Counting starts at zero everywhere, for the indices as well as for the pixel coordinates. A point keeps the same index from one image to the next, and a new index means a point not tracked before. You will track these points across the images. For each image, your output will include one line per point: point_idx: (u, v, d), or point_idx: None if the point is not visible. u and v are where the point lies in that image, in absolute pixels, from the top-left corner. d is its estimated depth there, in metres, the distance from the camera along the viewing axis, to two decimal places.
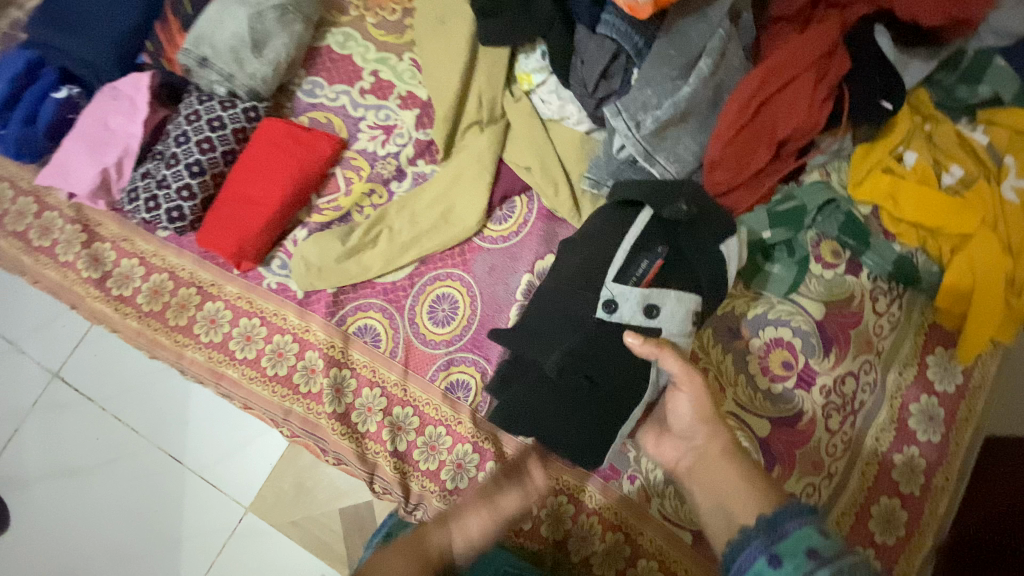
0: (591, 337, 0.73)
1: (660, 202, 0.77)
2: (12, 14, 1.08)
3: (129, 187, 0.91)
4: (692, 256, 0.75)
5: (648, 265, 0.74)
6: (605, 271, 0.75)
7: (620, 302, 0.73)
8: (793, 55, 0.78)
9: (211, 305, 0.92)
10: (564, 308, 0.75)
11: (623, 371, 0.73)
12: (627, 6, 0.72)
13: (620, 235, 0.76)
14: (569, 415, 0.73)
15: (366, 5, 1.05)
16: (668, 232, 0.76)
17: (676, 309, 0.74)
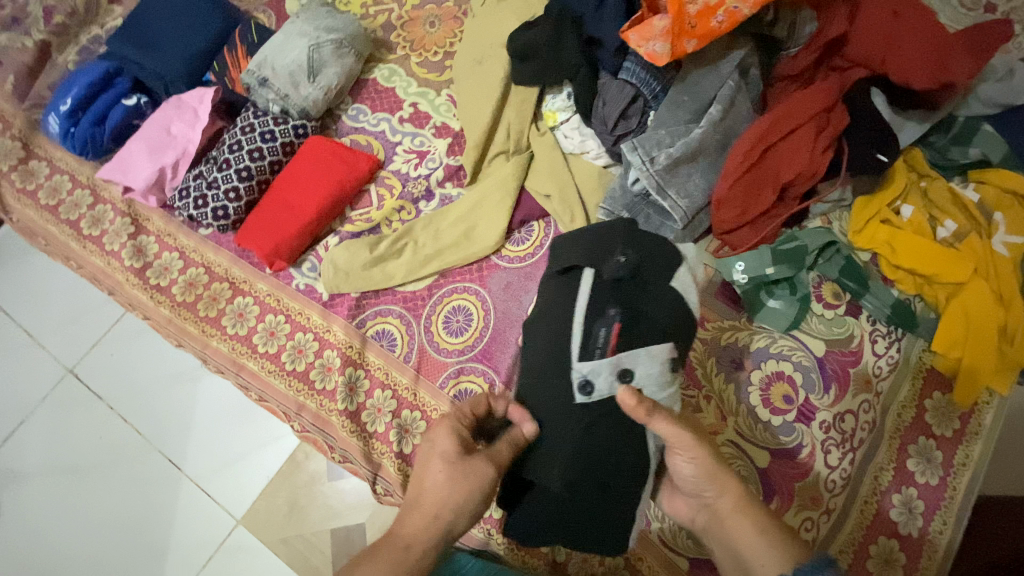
0: (583, 437, 0.69)
1: (599, 262, 0.73)
2: (93, 31, 1.21)
3: (181, 185, 0.99)
4: (652, 308, 0.70)
5: (607, 333, 0.69)
6: (568, 352, 0.71)
7: (594, 379, 0.69)
8: (795, 109, 0.86)
9: (241, 300, 0.97)
10: (548, 397, 0.71)
11: (627, 464, 0.70)
12: (646, 55, 0.78)
13: (570, 306, 0.72)
14: (591, 528, 0.73)
15: (412, 46, 1.17)
16: (617, 286, 0.71)
17: (650, 367, 0.69)
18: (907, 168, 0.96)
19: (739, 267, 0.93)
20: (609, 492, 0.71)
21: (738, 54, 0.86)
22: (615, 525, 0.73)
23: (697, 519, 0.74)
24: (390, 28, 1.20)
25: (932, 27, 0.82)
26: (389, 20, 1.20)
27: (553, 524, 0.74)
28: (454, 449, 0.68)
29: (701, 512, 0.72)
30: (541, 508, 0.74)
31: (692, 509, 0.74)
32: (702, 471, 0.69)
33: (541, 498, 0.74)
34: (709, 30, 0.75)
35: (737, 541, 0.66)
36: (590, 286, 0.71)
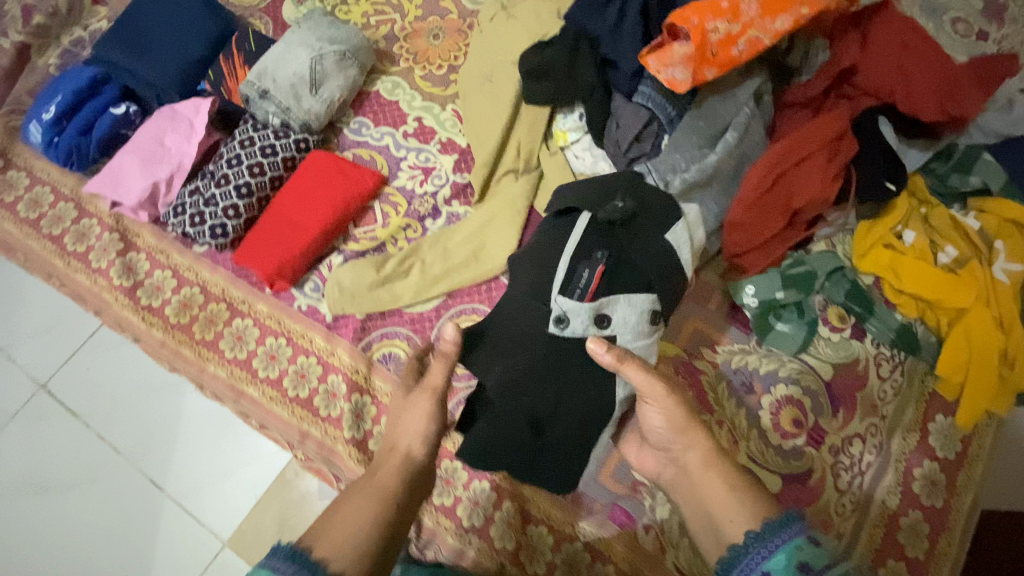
0: (543, 364, 0.75)
1: (596, 206, 0.80)
2: (75, 32, 1.15)
3: (177, 200, 0.94)
4: (638, 257, 0.77)
5: (589, 275, 0.76)
6: (551, 285, 0.77)
7: (571, 317, 0.75)
8: (808, 136, 0.87)
9: (240, 322, 0.93)
10: (515, 321, 0.78)
11: (586, 390, 0.76)
12: (666, 81, 0.76)
13: (562, 245, 0.79)
14: (544, 458, 0.77)
15: (415, 59, 1.15)
16: (608, 233, 0.78)
17: (627, 314, 0.76)
18: (909, 194, 0.98)
19: (750, 289, 0.93)
20: (556, 428, 0.76)
21: (752, 83, 0.87)
22: (559, 458, 0.76)
23: (664, 473, 0.76)
24: (393, 39, 1.17)
25: (937, 61, 0.85)
26: (391, 31, 1.17)
27: (499, 452, 0.76)
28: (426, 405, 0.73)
29: (668, 466, 0.74)
30: (491, 433, 0.76)
31: (659, 463, 0.76)
32: (669, 423, 0.71)
33: (495, 424, 0.76)
34: (729, 59, 0.74)
35: (708, 499, 0.66)
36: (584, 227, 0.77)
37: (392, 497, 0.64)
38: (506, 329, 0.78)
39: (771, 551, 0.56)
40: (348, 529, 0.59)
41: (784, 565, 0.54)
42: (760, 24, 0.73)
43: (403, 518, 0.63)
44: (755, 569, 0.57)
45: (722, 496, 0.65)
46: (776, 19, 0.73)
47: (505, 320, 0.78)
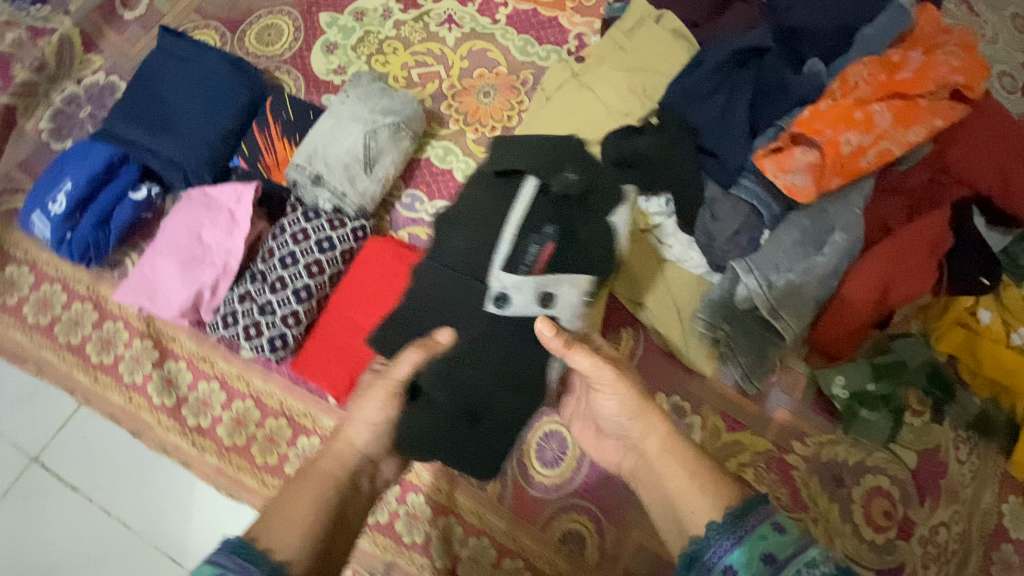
0: (475, 348, 0.65)
1: (546, 174, 0.70)
2: (68, 88, 1.00)
3: (225, 306, 0.82)
4: (586, 231, 0.69)
5: (538, 250, 0.65)
6: (491, 258, 0.65)
7: (513, 294, 0.65)
8: (912, 232, 0.83)
9: (306, 441, 0.84)
10: (439, 297, 0.67)
11: (522, 373, 0.67)
12: (785, 187, 0.71)
13: (504, 211, 0.67)
14: (470, 448, 0.67)
15: (466, 120, 1.05)
16: (556, 202, 0.68)
17: (572, 297, 0.67)
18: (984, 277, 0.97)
19: (839, 380, 0.91)
20: (494, 417, 0.67)
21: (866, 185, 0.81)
22: (491, 448, 0.68)
23: (624, 463, 0.73)
24: (440, 97, 1.06)
25: None
26: (439, 88, 1.07)
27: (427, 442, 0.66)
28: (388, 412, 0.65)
29: (630, 455, 0.70)
30: (424, 421, 0.65)
31: (619, 453, 0.73)
32: (625, 409, 0.68)
33: (426, 415, 0.65)
34: (854, 168, 0.69)
35: (669, 485, 0.62)
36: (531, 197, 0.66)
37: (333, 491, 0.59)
38: (430, 305, 0.68)
39: (733, 543, 0.51)
40: (291, 525, 0.54)
41: (750, 558, 0.50)
42: (893, 134, 0.68)
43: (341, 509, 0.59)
44: (718, 563, 0.52)
45: (684, 485, 0.61)
46: (909, 130, 0.68)
47: (429, 292, 0.68)
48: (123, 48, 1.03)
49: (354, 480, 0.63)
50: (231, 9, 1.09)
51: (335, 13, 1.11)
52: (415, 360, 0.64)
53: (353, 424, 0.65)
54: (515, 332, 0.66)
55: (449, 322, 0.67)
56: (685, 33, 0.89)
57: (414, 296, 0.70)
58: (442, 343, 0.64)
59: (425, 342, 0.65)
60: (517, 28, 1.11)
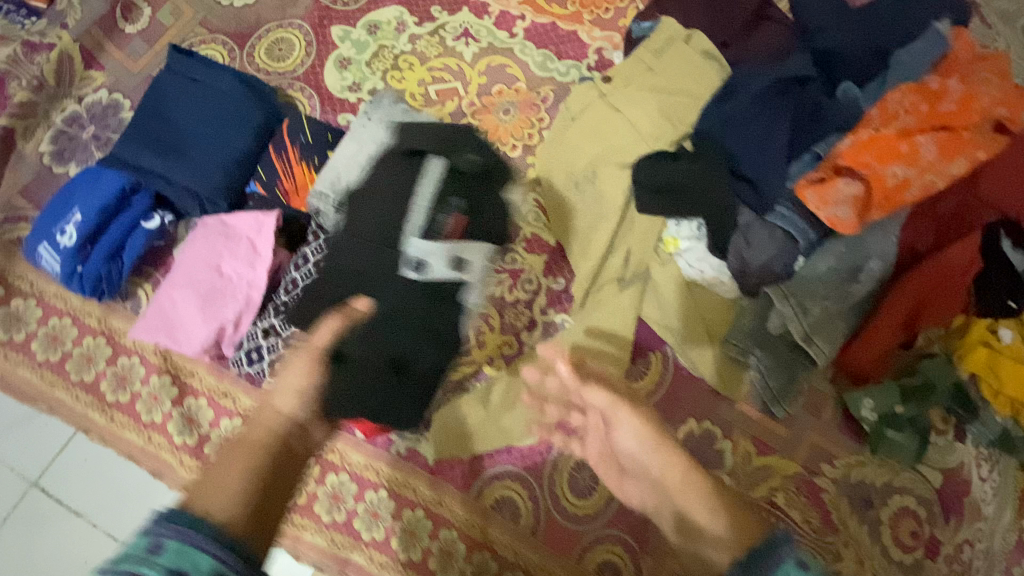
0: (393, 310, 0.70)
1: (449, 153, 0.76)
2: (68, 107, 0.95)
3: (249, 341, 0.79)
4: (487, 206, 0.77)
5: (448, 221, 0.73)
6: (406, 229, 0.71)
7: (428, 261, 0.71)
8: (949, 258, 0.82)
9: (334, 479, 0.83)
10: (354, 264, 0.72)
11: (439, 330, 0.73)
12: (828, 219, 0.71)
13: (413, 188, 0.73)
14: (394, 399, 0.72)
15: (486, 139, 1.03)
16: (462, 178, 0.76)
17: (481, 263, 0.75)
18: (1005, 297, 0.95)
19: (868, 403, 0.92)
20: (416, 367, 0.73)
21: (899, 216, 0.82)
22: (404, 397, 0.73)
23: (647, 501, 0.73)
24: (460, 115, 1.04)
25: None
26: (458, 107, 1.04)
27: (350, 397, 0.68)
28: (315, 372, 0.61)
29: (653, 494, 0.71)
30: (348, 381, 0.68)
31: (642, 492, 0.73)
32: (642, 441, 0.69)
33: (348, 373, 0.69)
34: (896, 201, 0.69)
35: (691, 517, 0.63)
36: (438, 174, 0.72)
37: (268, 454, 0.53)
38: (347, 273, 0.72)
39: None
40: (223, 489, 0.48)
41: None
42: (936, 167, 0.68)
43: (282, 473, 0.53)
44: None
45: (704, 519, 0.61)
46: (953, 162, 0.68)
47: (344, 260, 0.73)
48: (125, 63, 0.98)
49: (293, 445, 0.57)
50: (237, 21, 1.05)
51: (347, 26, 1.07)
52: (336, 328, 0.64)
53: (278, 392, 0.60)
54: (430, 295, 0.72)
55: (361, 290, 0.71)
56: (716, 54, 0.87)
57: (330, 265, 0.74)
58: (360, 311, 0.66)
59: (342, 310, 0.66)
60: (535, 42, 1.08)
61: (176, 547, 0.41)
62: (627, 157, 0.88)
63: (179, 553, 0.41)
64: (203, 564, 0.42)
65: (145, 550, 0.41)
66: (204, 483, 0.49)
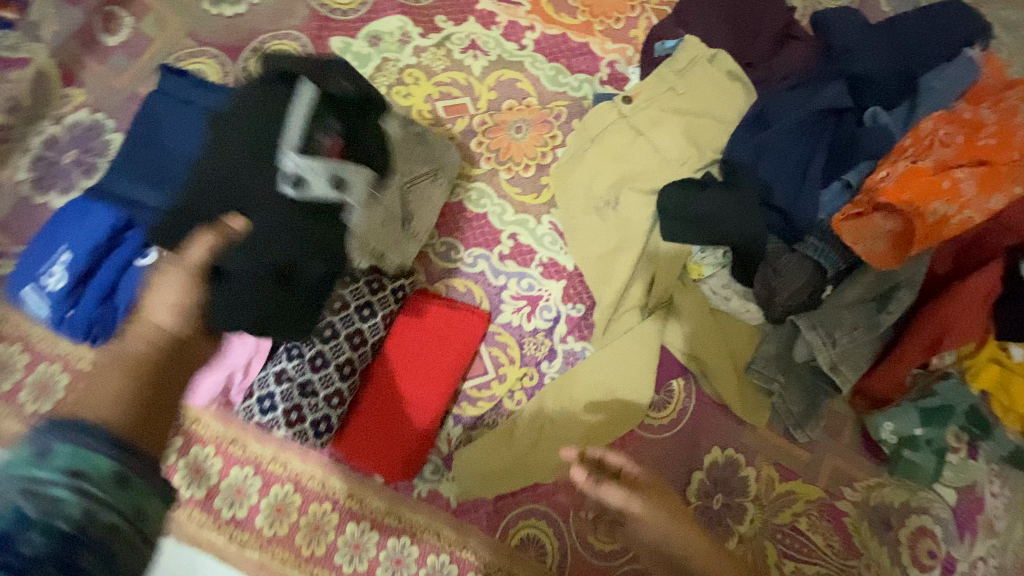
0: (271, 222, 0.65)
1: (321, 78, 0.71)
2: (46, 129, 0.89)
3: (260, 388, 0.76)
4: (364, 135, 0.73)
5: (325, 141, 0.69)
6: (281, 146, 0.66)
7: (308, 178, 0.66)
8: (972, 285, 0.82)
9: (354, 527, 0.78)
10: (228, 180, 0.66)
11: (324, 244, 0.68)
12: (864, 255, 0.69)
13: (286, 108, 0.68)
14: (278, 316, 0.66)
15: (498, 158, 0.98)
16: (343, 105, 0.71)
17: (361, 185, 0.70)
18: None
19: (888, 426, 0.92)
20: (303, 281, 0.67)
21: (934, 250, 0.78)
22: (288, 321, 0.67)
23: None
24: (470, 134, 0.99)
25: None
26: (469, 125, 0.99)
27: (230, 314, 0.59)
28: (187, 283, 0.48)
29: None
30: (231, 297, 0.59)
31: None
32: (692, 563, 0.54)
33: (230, 290, 0.60)
34: (935, 236, 0.66)
35: None
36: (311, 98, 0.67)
37: (151, 361, 0.44)
38: (216, 189, 0.66)
39: None
40: (99, 400, 0.40)
41: None
42: (975, 202, 0.65)
43: (166, 383, 0.45)
44: None
45: None
46: (990, 197, 0.66)
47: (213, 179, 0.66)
48: (109, 80, 0.93)
49: (181, 350, 0.47)
50: (228, 32, 0.98)
51: (348, 38, 1.01)
52: (210, 243, 0.51)
53: (145, 308, 0.47)
54: (312, 215, 0.67)
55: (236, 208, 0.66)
56: (741, 75, 0.85)
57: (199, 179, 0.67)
58: (236, 230, 0.54)
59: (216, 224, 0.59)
60: (546, 55, 1.03)
61: (70, 447, 0.36)
62: (648, 184, 0.86)
63: (73, 456, 0.36)
64: (106, 466, 0.37)
65: (31, 454, 0.35)
66: (73, 403, 0.40)
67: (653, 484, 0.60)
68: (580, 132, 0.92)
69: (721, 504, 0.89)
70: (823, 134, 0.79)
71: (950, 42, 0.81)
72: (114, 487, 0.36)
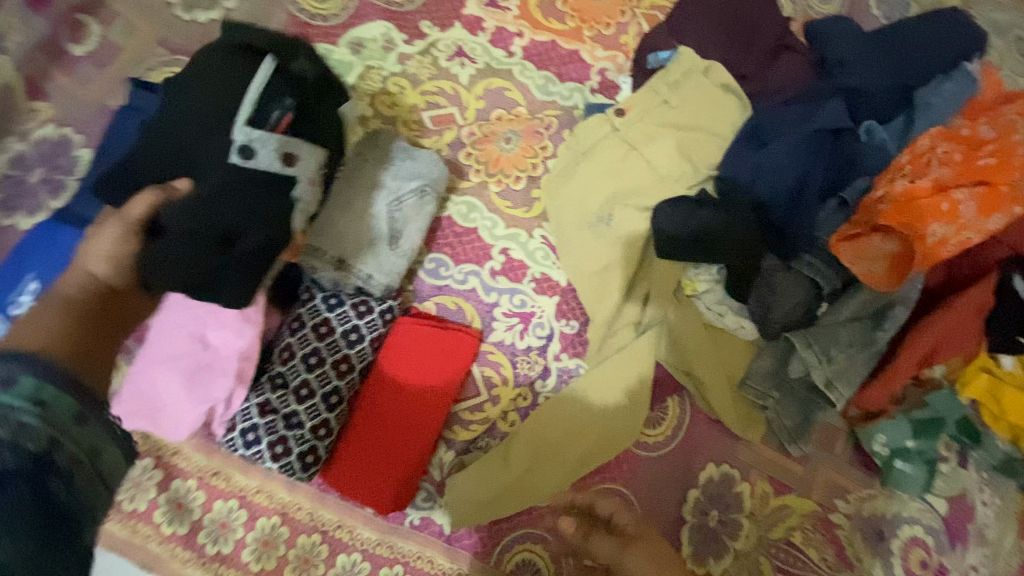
0: (216, 186, 0.62)
1: (284, 56, 0.69)
2: (12, 146, 0.88)
3: (243, 420, 0.74)
4: (319, 117, 0.72)
5: (279, 115, 0.67)
6: (235, 115, 0.65)
7: (256, 147, 0.64)
8: (969, 299, 0.82)
9: (345, 558, 0.78)
10: (180, 148, 0.65)
11: (271, 215, 0.65)
12: (862, 275, 0.70)
13: (244, 82, 0.66)
14: (217, 283, 0.63)
15: (487, 170, 0.95)
16: (301, 85, 0.70)
17: (312, 162, 0.70)
18: None
19: (881, 438, 0.92)
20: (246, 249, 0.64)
21: None
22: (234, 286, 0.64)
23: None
24: (459, 145, 0.96)
25: None
26: (458, 136, 0.96)
27: (172, 268, 0.58)
28: (127, 234, 0.57)
29: None
30: (172, 257, 0.58)
31: None
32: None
33: (165, 250, 0.58)
34: (936, 258, 0.66)
35: None
36: (269, 72, 0.66)
37: (81, 301, 0.54)
38: (169, 158, 0.66)
39: None
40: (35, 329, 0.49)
41: None
42: (975, 223, 0.65)
43: (105, 323, 0.54)
44: None
45: None
46: (990, 218, 0.66)
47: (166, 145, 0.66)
48: (74, 91, 0.91)
49: (111, 295, 0.56)
50: (202, 38, 0.95)
51: (329, 45, 0.97)
52: (154, 203, 0.59)
53: (86, 257, 0.56)
54: (262, 182, 0.65)
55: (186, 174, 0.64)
56: (736, 87, 0.84)
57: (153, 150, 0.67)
58: (179, 190, 0.61)
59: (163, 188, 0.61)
60: (535, 63, 1.00)
61: (32, 382, 0.45)
62: (640, 200, 0.85)
63: (35, 389, 0.45)
64: (63, 400, 0.46)
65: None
66: (15, 333, 0.49)
67: (637, 538, 0.68)
68: (572, 145, 0.91)
69: (717, 521, 0.88)
70: (819, 152, 0.77)
71: (946, 56, 0.80)
72: (68, 424, 0.46)
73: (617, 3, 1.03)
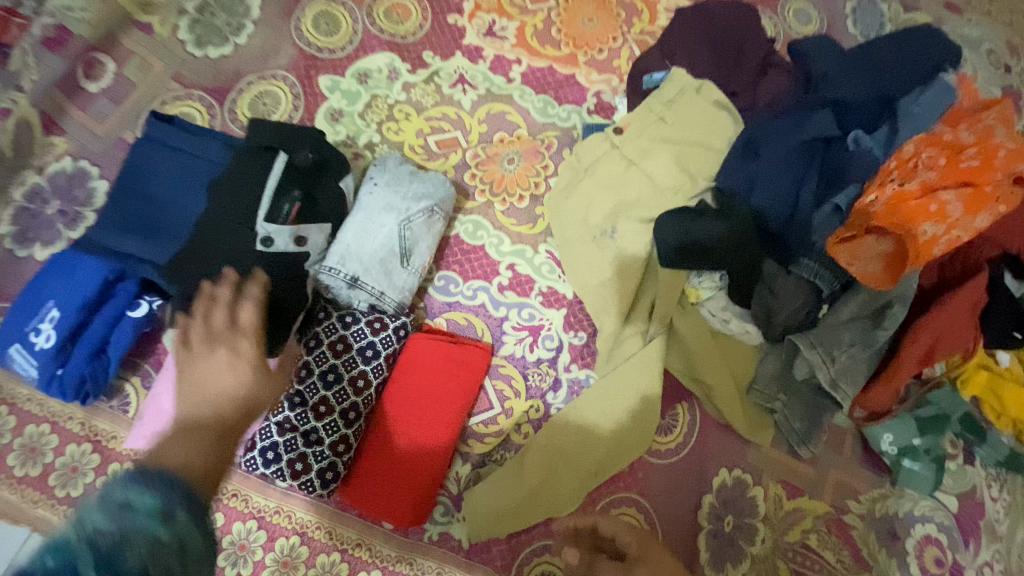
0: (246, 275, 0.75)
1: (290, 149, 0.80)
2: (29, 179, 0.91)
3: (262, 439, 0.75)
4: (324, 202, 0.82)
5: (289, 207, 0.79)
6: (255, 212, 0.77)
7: (275, 238, 0.77)
8: (963, 295, 0.84)
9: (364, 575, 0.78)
10: (209, 240, 0.76)
11: (285, 294, 0.76)
12: (859, 275, 0.74)
13: (259, 180, 0.78)
14: None
15: (492, 189, 0.99)
16: (305, 174, 0.81)
17: (321, 240, 0.81)
18: None
19: (887, 438, 0.93)
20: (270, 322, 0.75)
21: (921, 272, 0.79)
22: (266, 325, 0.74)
23: None
24: (464, 167, 1.00)
25: None
26: (462, 158, 1.00)
27: None
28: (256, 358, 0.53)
29: None
30: None
31: None
32: None
33: None
34: (927, 255, 0.71)
35: None
36: (280, 169, 0.78)
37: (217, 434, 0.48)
38: (205, 243, 0.76)
39: None
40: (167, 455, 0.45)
41: None
42: (962, 222, 0.70)
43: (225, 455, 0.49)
44: None
45: None
46: (976, 216, 0.71)
47: (197, 236, 0.76)
48: (90, 125, 0.95)
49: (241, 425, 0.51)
50: (215, 73, 0.99)
51: (336, 76, 1.01)
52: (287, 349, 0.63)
53: (221, 379, 0.51)
54: (279, 265, 0.77)
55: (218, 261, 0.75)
56: (727, 105, 0.89)
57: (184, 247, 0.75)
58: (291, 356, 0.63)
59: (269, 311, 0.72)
60: (534, 87, 1.05)
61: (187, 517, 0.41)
62: (643, 212, 0.88)
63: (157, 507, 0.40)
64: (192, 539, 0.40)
65: (158, 515, 0.39)
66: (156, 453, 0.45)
67: (640, 558, 0.62)
68: (572, 162, 0.94)
69: (732, 526, 0.89)
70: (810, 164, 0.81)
71: (920, 68, 0.84)
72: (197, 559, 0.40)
73: (608, 30, 1.08)
